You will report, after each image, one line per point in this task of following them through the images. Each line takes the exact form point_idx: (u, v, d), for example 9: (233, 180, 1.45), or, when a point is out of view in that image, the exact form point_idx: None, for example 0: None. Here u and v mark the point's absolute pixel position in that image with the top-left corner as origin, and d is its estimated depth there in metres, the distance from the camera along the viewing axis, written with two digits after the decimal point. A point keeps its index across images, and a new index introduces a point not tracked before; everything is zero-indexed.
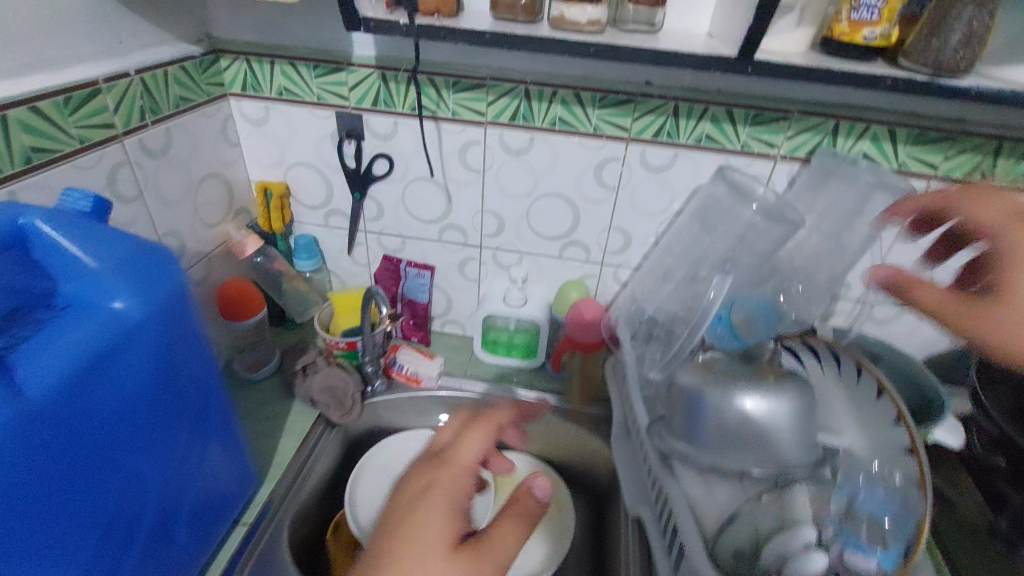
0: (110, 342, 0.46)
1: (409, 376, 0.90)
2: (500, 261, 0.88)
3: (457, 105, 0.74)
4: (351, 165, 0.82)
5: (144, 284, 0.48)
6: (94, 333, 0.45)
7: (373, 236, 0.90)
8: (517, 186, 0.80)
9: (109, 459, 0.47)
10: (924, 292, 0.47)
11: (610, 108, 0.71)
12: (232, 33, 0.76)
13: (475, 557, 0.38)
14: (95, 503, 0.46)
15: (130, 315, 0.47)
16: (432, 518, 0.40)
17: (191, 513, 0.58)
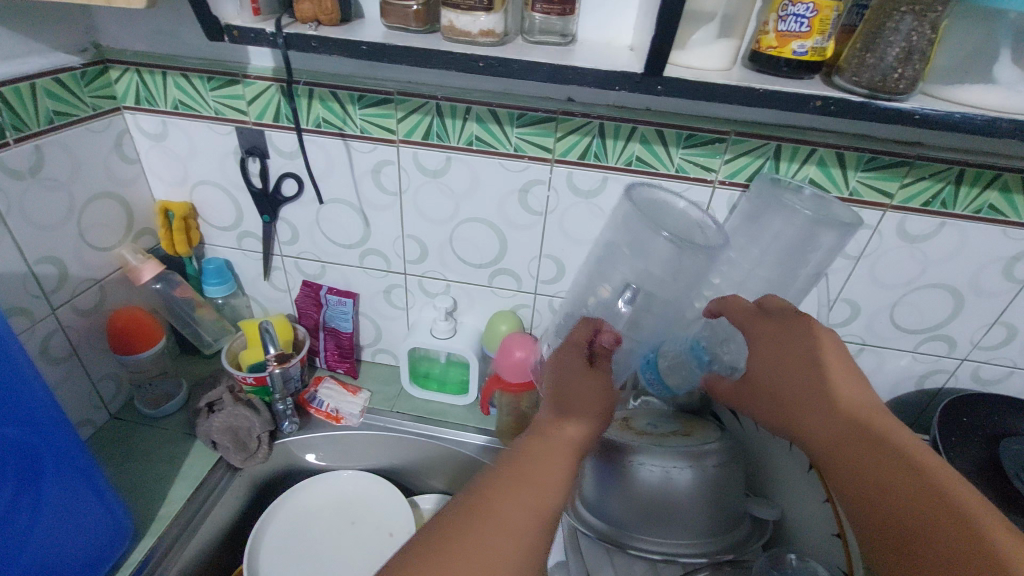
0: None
1: (329, 413, 0.83)
2: (427, 289, 0.81)
3: (365, 122, 0.67)
4: (258, 185, 0.75)
5: None
6: None
7: (290, 261, 0.82)
8: (437, 210, 0.73)
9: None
10: (719, 386, 0.55)
11: (530, 127, 0.64)
12: (121, 41, 0.68)
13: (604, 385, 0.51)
14: None
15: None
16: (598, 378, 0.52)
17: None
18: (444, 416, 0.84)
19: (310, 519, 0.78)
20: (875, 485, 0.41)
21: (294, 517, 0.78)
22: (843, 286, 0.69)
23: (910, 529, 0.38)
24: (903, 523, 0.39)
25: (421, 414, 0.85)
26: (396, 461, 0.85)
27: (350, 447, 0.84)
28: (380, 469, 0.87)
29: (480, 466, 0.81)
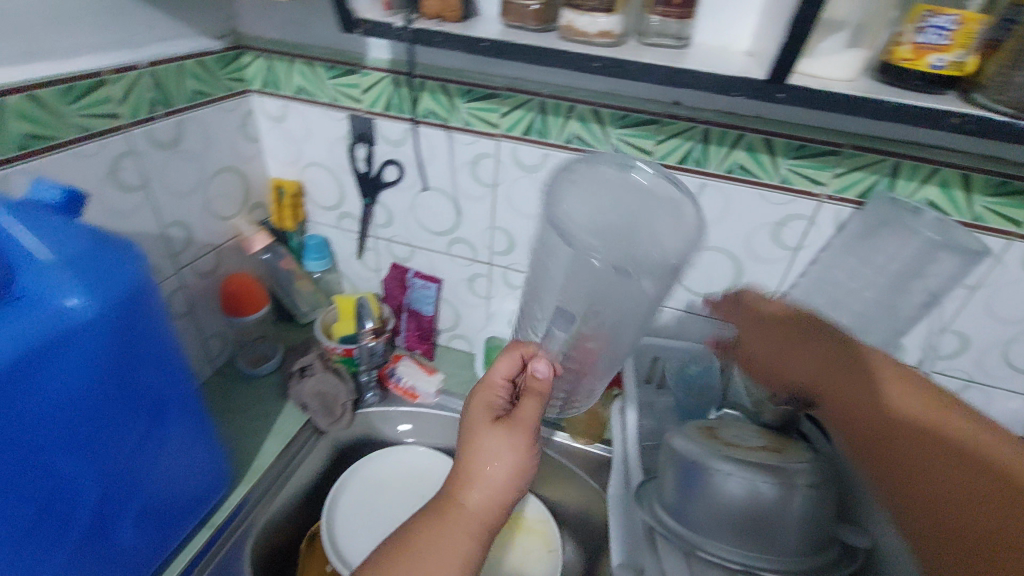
0: (50, 343, 0.42)
1: (406, 390, 0.87)
2: (509, 281, 0.83)
3: (469, 115, 0.70)
4: (362, 169, 0.80)
5: (97, 280, 0.45)
6: (33, 328, 0.42)
7: (383, 243, 0.86)
8: (528, 205, 0.74)
9: (29, 466, 0.44)
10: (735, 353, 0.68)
11: (632, 128, 0.64)
12: (256, 29, 0.74)
13: (512, 431, 0.45)
14: (15, 499, 0.44)
15: (70, 316, 0.43)
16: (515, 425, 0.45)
17: (132, 521, 0.55)
18: None
19: (384, 490, 0.81)
20: (944, 484, 0.48)
21: (371, 487, 0.82)
22: (953, 317, 0.65)
23: (946, 503, 0.47)
24: (954, 515, 0.46)
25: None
26: None
27: (423, 426, 0.87)
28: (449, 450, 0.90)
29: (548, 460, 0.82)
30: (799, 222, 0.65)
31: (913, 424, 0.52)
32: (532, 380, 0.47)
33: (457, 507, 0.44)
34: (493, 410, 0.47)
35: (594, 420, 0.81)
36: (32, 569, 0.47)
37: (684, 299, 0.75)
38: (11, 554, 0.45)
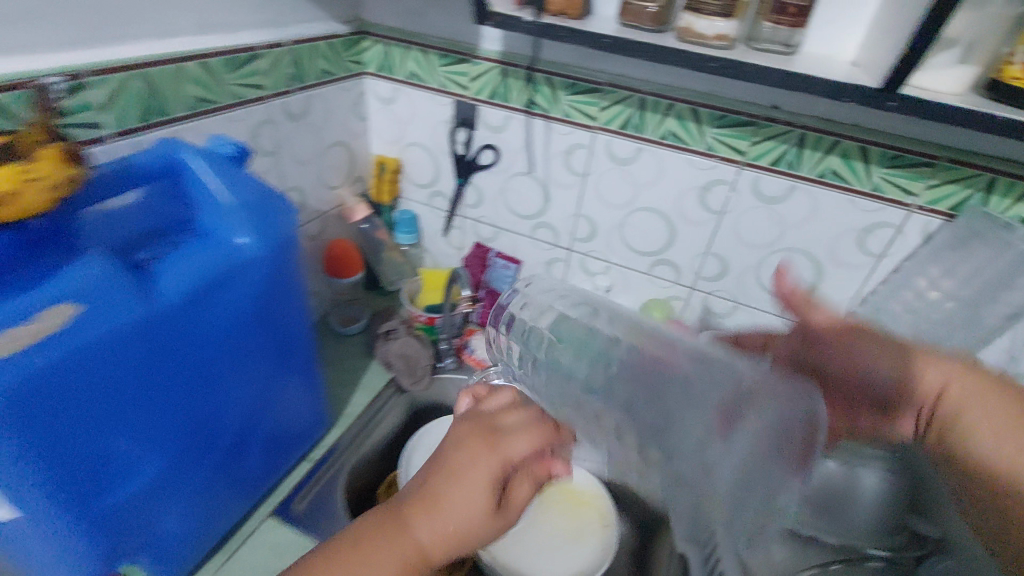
0: (225, 274, 0.49)
1: (478, 361, 0.92)
2: (587, 267, 0.87)
3: (570, 107, 0.74)
4: (460, 152, 0.86)
5: (265, 223, 0.52)
6: (216, 259, 0.49)
7: (469, 222, 0.92)
8: (616, 196, 0.78)
9: (198, 381, 0.51)
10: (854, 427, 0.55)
11: (729, 128, 0.67)
12: (378, 17, 0.81)
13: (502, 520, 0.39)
14: (188, 407, 0.50)
15: (240, 252, 0.50)
16: (513, 505, 0.40)
17: (256, 448, 0.62)
18: None
19: None
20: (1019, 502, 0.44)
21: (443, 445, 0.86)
22: None
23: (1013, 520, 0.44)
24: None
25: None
26: None
27: None
28: None
29: None
30: (886, 230, 0.67)
31: (999, 424, 0.45)
32: (536, 466, 0.42)
33: (404, 537, 0.37)
34: (496, 479, 0.39)
35: None
36: (190, 473, 0.54)
37: (759, 297, 0.77)
38: (178, 456, 0.51)
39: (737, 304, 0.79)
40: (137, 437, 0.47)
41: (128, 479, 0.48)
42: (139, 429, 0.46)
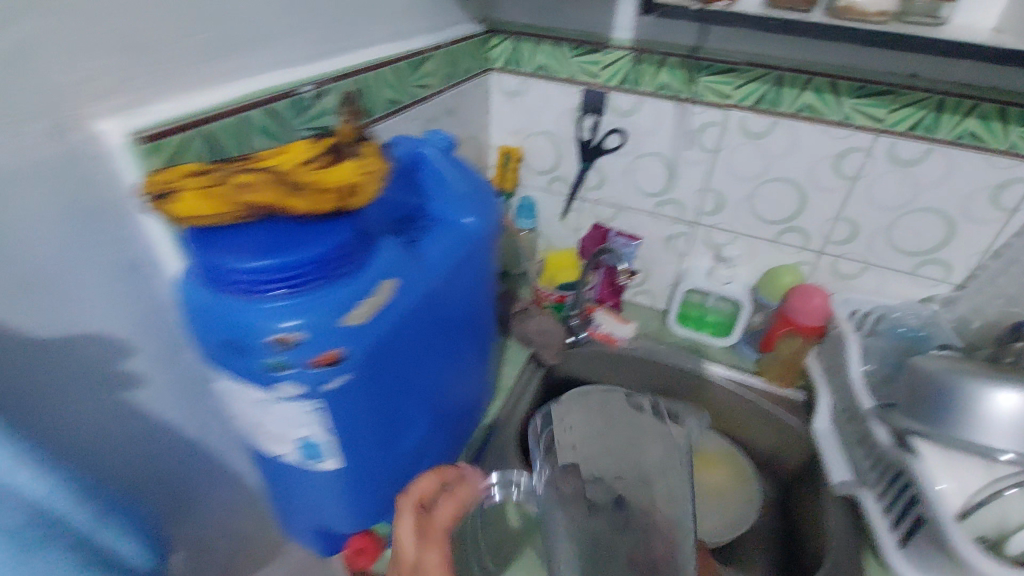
0: (462, 250, 0.56)
1: (604, 335, 0.98)
2: (709, 240, 0.93)
3: (705, 87, 0.79)
4: (586, 137, 0.91)
5: (482, 207, 0.59)
6: (456, 240, 0.55)
7: (589, 204, 0.98)
8: (747, 168, 0.84)
9: (443, 348, 0.58)
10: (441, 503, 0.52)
11: (866, 98, 0.72)
12: (511, 16, 0.87)
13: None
14: (435, 374, 0.57)
15: (467, 229, 0.57)
16: None
17: (463, 417, 0.69)
18: (709, 353, 0.97)
19: None
20: None
21: None
22: None
23: None
24: None
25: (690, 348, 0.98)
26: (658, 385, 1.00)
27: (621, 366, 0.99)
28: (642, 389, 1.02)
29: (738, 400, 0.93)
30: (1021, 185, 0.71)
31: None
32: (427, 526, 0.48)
33: None
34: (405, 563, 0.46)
35: (789, 366, 0.91)
36: (430, 434, 0.61)
37: (888, 256, 0.83)
38: (425, 419, 0.58)
39: (866, 265, 0.85)
40: (409, 399, 0.54)
41: (400, 435, 0.54)
42: (410, 392, 0.53)
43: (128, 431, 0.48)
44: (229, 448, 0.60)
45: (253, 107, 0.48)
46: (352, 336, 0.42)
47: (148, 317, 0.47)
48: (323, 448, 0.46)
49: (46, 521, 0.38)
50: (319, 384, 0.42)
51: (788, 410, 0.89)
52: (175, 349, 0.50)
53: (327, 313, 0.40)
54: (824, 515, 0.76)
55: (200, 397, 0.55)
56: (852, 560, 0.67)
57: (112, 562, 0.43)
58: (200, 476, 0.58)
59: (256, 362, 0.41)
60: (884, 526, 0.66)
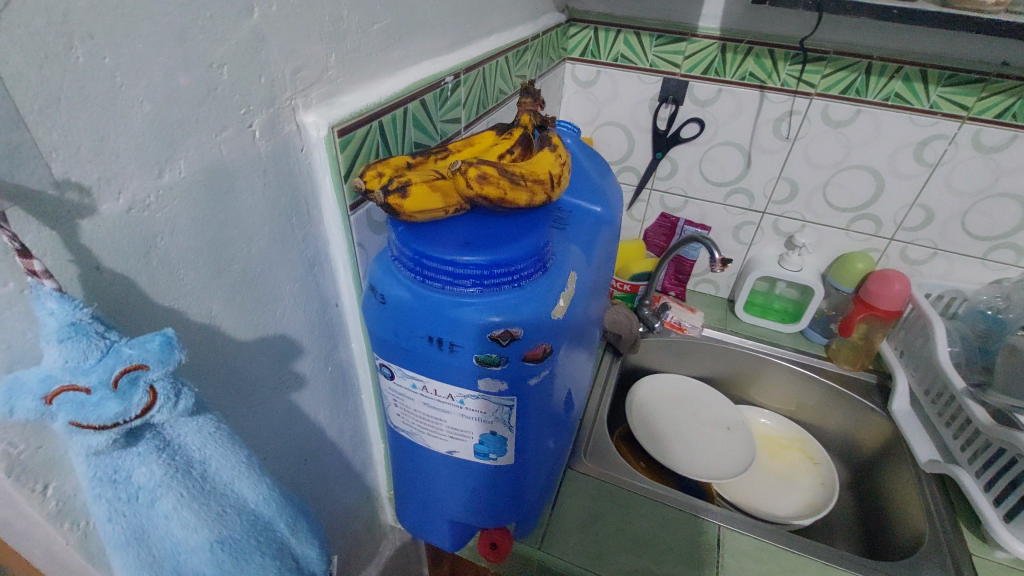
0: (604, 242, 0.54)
1: (674, 324, 1.00)
2: (780, 228, 0.94)
3: (789, 76, 0.80)
4: (661, 128, 0.91)
5: (614, 196, 0.57)
6: (599, 232, 0.54)
7: (657, 194, 0.99)
8: (826, 157, 0.85)
9: (589, 344, 0.56)
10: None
11: (955, 87, 0.74)
12: (589, 4, 0.86)
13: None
14: (582, 370, 0.56)
15: (605, 216, 0.55)
16: None
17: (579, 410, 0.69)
18: (776, 339, 1.00)
19: (664, 407, 0.95)
20: None
21: (653, 404, 0.95)
22: None
23: None
24: None
25: (758, 335, 1.00)
26: (724, 371, 1.02)
27: (689, 354, 1.01)
28: (708, 376, 1.04)
29: (807, 383, 0.97)
30: None
31: None
32: None
33: None
34: None
35: (860, 349, 0.94)
36: (568, 430, 0.60)
37: (961, 241, 0.86)
38: (570, 415, 0.57)
39: (935, 250, 0.88)
40: (569, 397, 0.52)
41: (556, 433, 0.53)
42: (571, 389, 0.52)
43: (295, 433, 0.47)
44: (355, 448, 0.59)
45: (417, 96, 0.47)
46: (556, 331, 0.41)
47: (316, 316, 0.46)
48: (504, 443, 0.46)
49: (262, 529, 0.37)
50: (522, 379, 0.42)
51: (859, 392, 0.92)
52: (328, 349, 0.49)
53: (541, 309, 0.39)
54: (912, 493, 0.78)
55: (342, 397, 0.53)
56: (952, 533, 0.70)
57: (305, 571, 0.41)
58: (335, 477, 0.56)
59: (461, 360, 0.40)
60: (978, 491, 0.69)
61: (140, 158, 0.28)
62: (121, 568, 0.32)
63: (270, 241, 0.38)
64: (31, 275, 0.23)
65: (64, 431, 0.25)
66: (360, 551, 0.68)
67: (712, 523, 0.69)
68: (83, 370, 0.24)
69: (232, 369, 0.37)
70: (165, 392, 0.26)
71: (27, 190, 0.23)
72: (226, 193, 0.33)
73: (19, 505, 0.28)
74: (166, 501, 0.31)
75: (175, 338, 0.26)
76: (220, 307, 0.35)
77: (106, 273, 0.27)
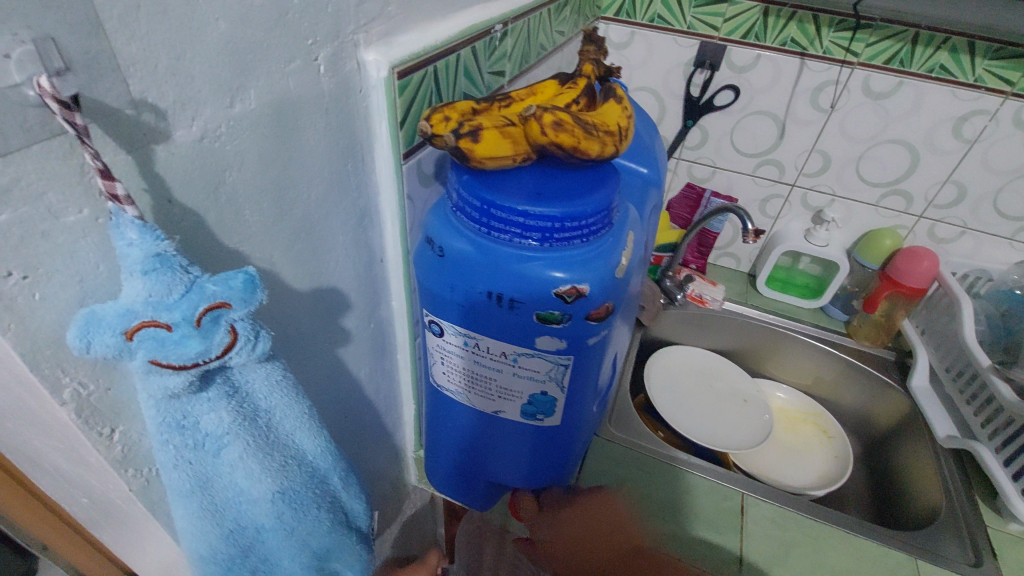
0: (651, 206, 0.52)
1: (695, 297, 0.99)
2: (808, 202, 0.93)
3: (831, 44, 0.78)
4: (694, 95, 0.89)
5: (661, 160, 0.55)
6: (645, 195, 0.52)
7: (684, 164, 0.97)
8: (862, 129, 0.83)
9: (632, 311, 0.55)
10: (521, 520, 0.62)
11: (1003, 60, 0.72)
12: None
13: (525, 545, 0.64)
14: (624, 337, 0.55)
15: (653, 177, 0.52)
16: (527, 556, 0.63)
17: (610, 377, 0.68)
18: (796, 314, 1.00)
19: (682, 377, 0.95)
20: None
21: (671, 375, 0.95)
22: None
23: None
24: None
25: (778, 310, 1.00)
26: (741, 345, 1.02)
27: (708, 327, 1.01)
28: (725, 348, 1.04)
29: (825, 358, 0.97)
30: None
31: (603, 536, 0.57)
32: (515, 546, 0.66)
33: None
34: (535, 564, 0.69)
35: (881, 326, 0.94)
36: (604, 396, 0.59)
37: (992, 221, 0.85)
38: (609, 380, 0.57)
39: (965, 229, 0.87)
40: (614, 362, 0.52)
41: (599, 397, 0.53)
42: (616, 354, 0.51)
43: (338, 389, 0.46)
44: (389, 409, 0.58)
45: (471, 43, 0.45)
46: (618, 290, 0.40)
47: (363, 270, 0.44)
48: (554, 403, 0.46)
49: (318, 483, 0.36)
50: (582, 339, 0.41)
51: (878, 368, 0.92)
52: (371, 306, 0.47)
53: (607, 267, 0.38)
54: (929, 466, 0.79)
55: (381, 355, 0.52)
56: (967, 505, 0.71)
57: (354, 525, 0.40)
58: (369, 435, 0.56)
59: (521, 318, 0.39)
60: (997, 465, 0.69)
61: (213, 83, 0.26)
62: (184, 517, 0.30)
63: (328, 186, 0.36)
64: (113, 199, 0.21)
65: (141, 370, 0.24)
66: (385, 509, 0.68)
67: (736, 491, 0.69)
68: (166, 305, 0.22)
69: (287, 319, 0.36)
70: (246, 333, 0.25)
71: (107, 107, 0.21)
72: (291, 130, 0.32)
73: (85, 448, 0.27)
74: (232, 449, 0.29)
75: (256, 277, 0.25)
76: (280, 254, 0.34)
77: (178, 207, 0.26)
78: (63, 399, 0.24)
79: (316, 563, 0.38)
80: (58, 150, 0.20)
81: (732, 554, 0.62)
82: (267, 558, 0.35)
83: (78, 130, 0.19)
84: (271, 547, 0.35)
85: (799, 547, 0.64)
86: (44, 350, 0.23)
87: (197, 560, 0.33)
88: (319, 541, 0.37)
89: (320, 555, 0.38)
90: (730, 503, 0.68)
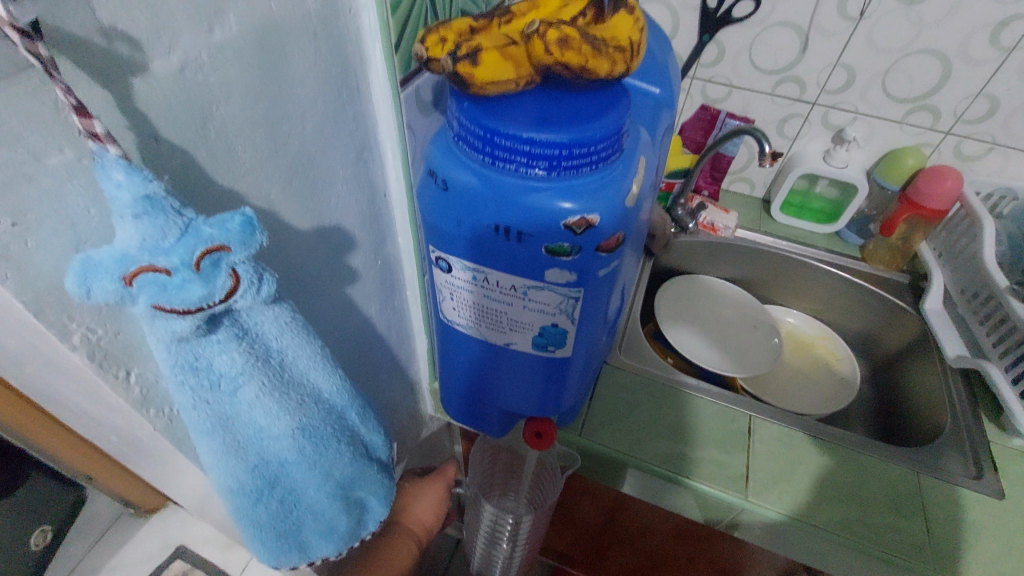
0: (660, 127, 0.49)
1: (706, 225, 0.97)
2: (829, 121, 0.88)
3: None
4: (711, 6, 0.82)
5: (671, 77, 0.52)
6: (653, 116, 0.49)
7: (699, 83, 0.91)
8: (892, 39, 0.77)
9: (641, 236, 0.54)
10: None
11: None
12: None
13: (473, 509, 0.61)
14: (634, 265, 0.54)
15: (664, 97, 0.49)
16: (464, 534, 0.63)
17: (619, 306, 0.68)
18: (810, 240, 0.98)
19: (689, 306, 0.96)
20: None
21: (681, 302, 0.96)
22: None
23: None
24: None
25: (792, 236, 0.98)
26: (752, 272, 1.01)
27: (720, 255, 1.00)
28: (736, 276, 1.03)
29: (838, 282, 0.96)
30: None
31: None
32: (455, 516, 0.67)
33: None
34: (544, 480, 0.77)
35: (897, 250, 0.92)
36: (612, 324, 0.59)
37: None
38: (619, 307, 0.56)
39: (993, 146, 0.83)
40: (624, 290, 0.51)
41: (608, 326, 0.52)
42: (626, 280, 0.50)
43: (348, 329, 0.46)
44: (400, 344, 0.59)
45: None
46: (629, 219, 0.39)
47: (366, 207, 0.43)
48: (564, 334, 0.46)
49: (336, 419, 0.36)
50: (592, 270, 0.40)
51: (890, 291, 0.91)
52: (378, 243, 0.47)
53: (618, 194, 0.37)
54: (937, 387, 0.79)
55: (389, 293, 0.52)
56: (972, 421, 0.72)
57: (374, 457, 0.41)
58: (383, 369, 0.57)
59: (529, 250, 0.39)
60: (1005, 384, 0.70)
61: (187, 5, 0.24)
62: (208, 453, 0.31)
63: (324, 118, 0.35)
64: (93, 138, 0.20)
65: (146, 314, 0.23)
66: (404, 435, 0.71)
67: (744, 413, 0.71)
68: (163, 250, 0.22)
69: (291, 258, 0.35)
70: (247, 276, 0.25)
71: (72, 36, 0.20)
72: (278, 58, 0.30)
73: (105, 392, 0.28)
74: (248, 389, 0.30)
75: (254, 219, 0.25)
76: (278, 192, 0.33)
77: (164, 144, 0.25)
78: (75, 343, 0.24)
79: (341, 489, 0.39)
80: (27, 86, 0.19)
81: (738, 472, 0.64)
82: (293, 491, 0.36)
83: (43, 62, 0.17)
84: (296, 480, 0.36)
85: (806, 464, 0.66)
86: (46, 297, 0.22)
87: (226, 492, 0.34)
88: (342, 472, 0.38)
89: (344, 485, 0.39)
90: (737, 426, 0.69)
